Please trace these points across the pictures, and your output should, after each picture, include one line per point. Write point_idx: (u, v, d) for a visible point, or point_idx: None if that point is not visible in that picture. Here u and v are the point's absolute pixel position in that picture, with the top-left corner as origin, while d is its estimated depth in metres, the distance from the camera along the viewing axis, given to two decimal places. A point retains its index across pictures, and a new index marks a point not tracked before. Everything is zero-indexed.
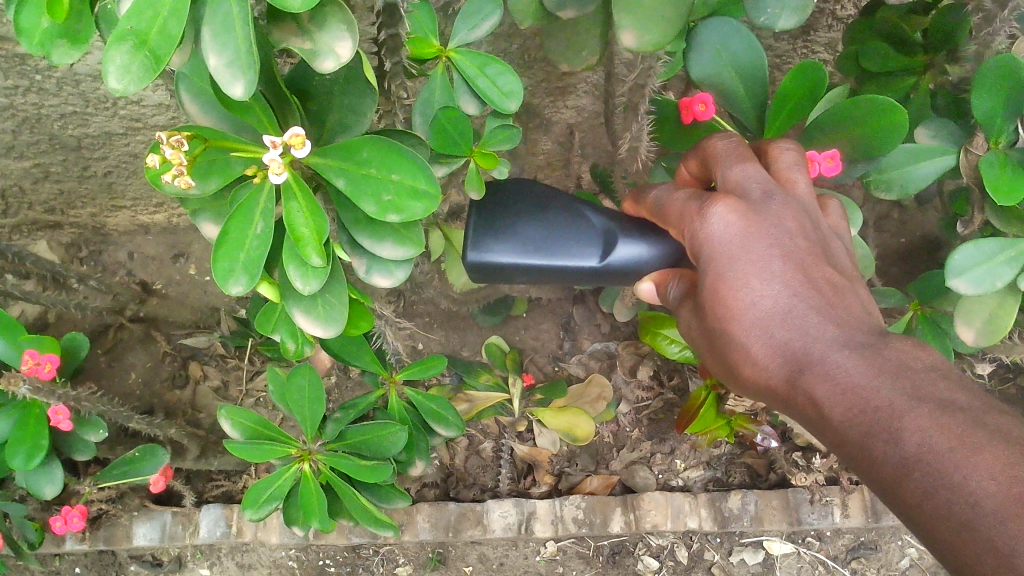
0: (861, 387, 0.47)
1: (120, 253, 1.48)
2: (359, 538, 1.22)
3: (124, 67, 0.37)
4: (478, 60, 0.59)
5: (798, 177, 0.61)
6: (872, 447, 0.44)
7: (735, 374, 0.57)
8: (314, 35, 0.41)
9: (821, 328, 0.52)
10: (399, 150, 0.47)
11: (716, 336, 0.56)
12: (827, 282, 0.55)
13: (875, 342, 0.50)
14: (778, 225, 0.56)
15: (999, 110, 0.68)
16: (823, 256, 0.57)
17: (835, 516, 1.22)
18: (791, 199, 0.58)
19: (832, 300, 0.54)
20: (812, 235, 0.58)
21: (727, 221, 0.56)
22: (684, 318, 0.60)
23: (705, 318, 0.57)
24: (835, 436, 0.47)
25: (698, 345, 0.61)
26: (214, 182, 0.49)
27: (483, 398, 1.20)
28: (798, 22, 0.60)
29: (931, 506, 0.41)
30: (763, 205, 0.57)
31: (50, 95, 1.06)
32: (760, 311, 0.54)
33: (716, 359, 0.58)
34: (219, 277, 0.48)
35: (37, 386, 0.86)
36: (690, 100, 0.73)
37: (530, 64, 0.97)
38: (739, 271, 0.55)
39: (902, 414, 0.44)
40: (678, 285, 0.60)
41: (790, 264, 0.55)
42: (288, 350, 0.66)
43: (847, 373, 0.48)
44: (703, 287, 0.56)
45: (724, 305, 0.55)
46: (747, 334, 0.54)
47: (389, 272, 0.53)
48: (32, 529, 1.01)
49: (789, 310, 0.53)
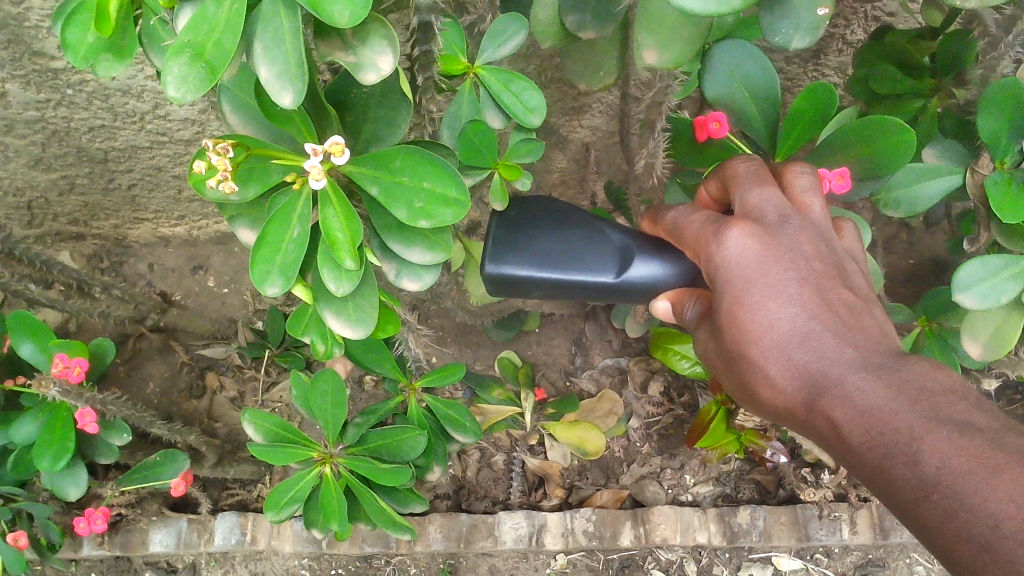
0: (880, 410, 0.49)
1: (140, 264, 1.51)
2: (371, 548, 1.24)
3: (181, 77, 0.40)
4: (503, 77, 0.62)
5: (813, 201, 0.62)
6: (891, 469, 0.46)
7: (753, 395, 0.59)
8: (358, 50, 0.44)
9: (839, 351, 0.54)
10: (430, 160, 0.49)
11: (734, 358, 0.58)
12: (844, 305, 0.57)
13: (892, 363, 0.52)
14: (792, 250, 0.58)
15: (1004, 132, 0.70)
16: (838, 278, 0.59)
17: (844, 533, 1.23)
18: (806, 222, 0.61)
19: (848, 322, 0.56)
20: (828, 258, 0.60)
21: (745, 245, 0.57)
22: (700, 338, 0.62)
23: (722, 341, 0.58)
24: (857, 460, 0.49)
25: (712, 363, 0.63)
26: (253, 189, 0.52)
27: (495, 411, 1.22)
28: (812, 42, 0.61)
29: (951, 528, 0.43)
30: (778, 230, 0.59)
31: (81, 109, 1.09)
32: (778, 333, 0.56)
33: (734, 379, 0.60)
34: (256, 278, 0.51)
35: (66, 388, 0.88)
36: (704, 118, 0.75)
37: (548, 84, 1.00)
38: (756, 296, 0.56)
39: (921, 437, 0.46)
40: (695, 306, 0.61)
41: (806, 287, 0.57)
42: (318, 351, 0.67)
43: (865, 396, 0.50)
44: (719, 310, 0.58)
45: (741, 328, 0.57)
46: (766, 356, 0.56)
47: (417, 276, 0.56)
48: (54, 530, 1.04)
49: (805, 332, 0.55)
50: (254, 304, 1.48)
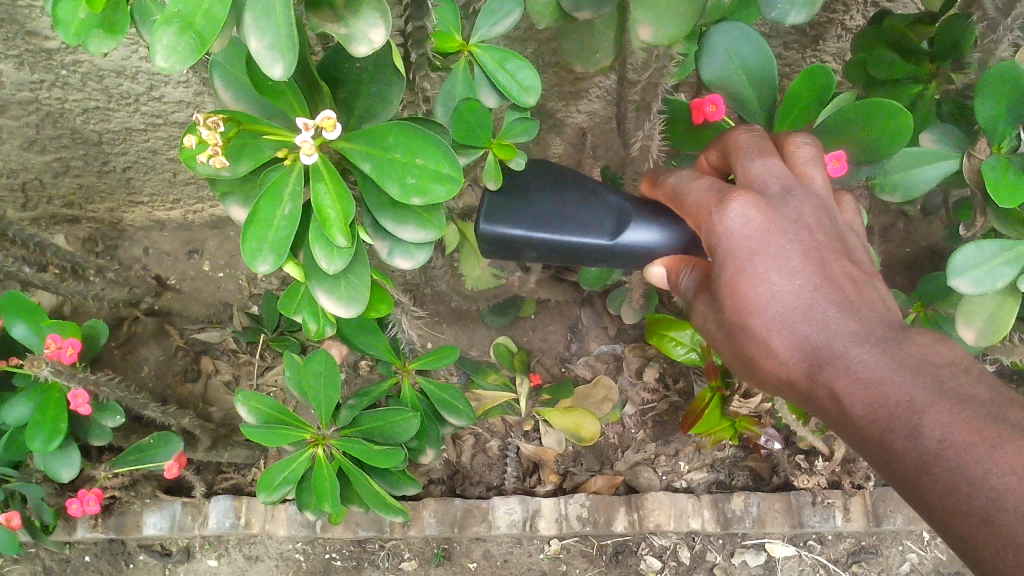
0: (882, 383, 0.49)
1: (136, 248, 1.51)
2: (365, 532, 1.24)
3: (170, 47, 0.40)
4: (498, 55, 0.62)
5: (815, 171, 0.61)
6: (895, 442, 0.47)
7: (753, 368, 0.58)
8: (350, 22, 0.44)
9: (842, 323, 0.53)
10: (422, 136, 0.49)
11: (735, 331, 0.57)
12: (847, 277, 0.56)
13: (896, 335, 0.52)
14: (795, 221, 0.57)
15: (1001, 117, 0.70)
16: (840, 250, 0.58)
17: (837, 520, 1.23)
18: (808, 194, 0.59)
19: (852, 294, 0.55)
20: (830, 230, 0.59)
21: (747, 215, 0.56)
22: (698, 310, 0.61)
23: (723, 313, 0.58)
24: (859, 430, 0.49)
25: (709, 336, 0.62)
26: (245, 165, 0.51)
27: (490, 397, 1.20)
28: (808, 18, 0.63)
29: (952, 500, 0.43)
30: (780, 202, 0.58)
31: (75, 90, 1.08)
32: (780, 306, 0.55)
33: (732, 350, 0.59)
34: (248, 255, 0.51)
35: (59, 368, 0.87)
36: (701, 101, 0.74)
37: (545, 67, 0.99)
38: (759, 267, 0.56)
39: (922, 409, 0.46)
40: (691, 276, 0.60)
41: (809, 259, 0.56)
42: (309, 330, 0.68)
43: (868, 368, 0.50)
44: (720, 281, 0.57)
45: (744, 300, 0.56)
46: (769, 329, 0.55)
47: (410, 255, 0.56)
48: (48, 512, 1.04)
49: (808, 304, 0.55)
50: (250, 288, 1.47)
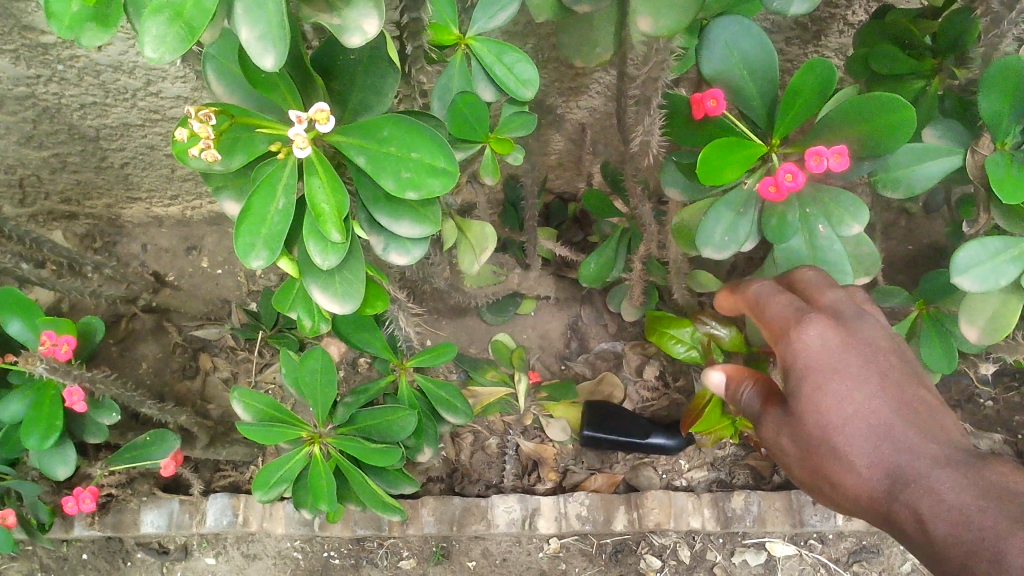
0: (964, 509, 0.54)
1: (134, 244, 1.50)
2: (363, 530, 1.23)
3: (159, 37, 0.39)
4: (495, 48, 0.61)
5: (877, 313, 0.72)
6: (977, 565, 0.50)
7: (836, 491, 0.64)
8: (342, 12, 0.43)
9: (923, 452, 0.60)
10: (417, 129, 0.48)
11: (815, 452, 0.64)
12: (920, 402, 0.64)
13: (976, 464, 0.57)
14: (870, 347, 0.67)
15: (1006, 110, 0.69)
16: (918, 381, 0.66)
17: (838, 519, 1.21)
18: (881, 328, 0.69)
19: (926, 424, 0.62)
20: (904, 360, 0.67)
21: (824, 337, 0.66)
22: (778, 435, 0.69)
23: (806, 434, 0.65)
24: (942, 553, 0.54)
25: (788, 459, 0.70)
26: (238, 159, 0.51)
27: (487, 393, 1.22)
28: (812, 6, 0.61)
29: None
30: (856, 330, 0.68)
31: (71, 84, 1.07)
32: (859, 431, 0.62)
33: (813, 472, 0.66)
34: (241, 251, 0.50)
35: (54, 365, 0.87)
36: (701, 96, 0.72)
37: (545, 62, 0.98)
38: (838, 385, 0.64)
39: (1005, 536, 0.50)
40: (751, 388, 0.74)
41: (885, 386, 0.64)
42: (305, 327, 0.67)
43: (949, 494, 0.56)
44: (800, 396, 0.66)
45: (826, 424, 0.63)
46: (851, 451, 0.62)
47: (405, 250, 0.55)
48: (43, 510, 1.04)
49: (888, 433, 0.62)
50: (248, 285, 1.46)
